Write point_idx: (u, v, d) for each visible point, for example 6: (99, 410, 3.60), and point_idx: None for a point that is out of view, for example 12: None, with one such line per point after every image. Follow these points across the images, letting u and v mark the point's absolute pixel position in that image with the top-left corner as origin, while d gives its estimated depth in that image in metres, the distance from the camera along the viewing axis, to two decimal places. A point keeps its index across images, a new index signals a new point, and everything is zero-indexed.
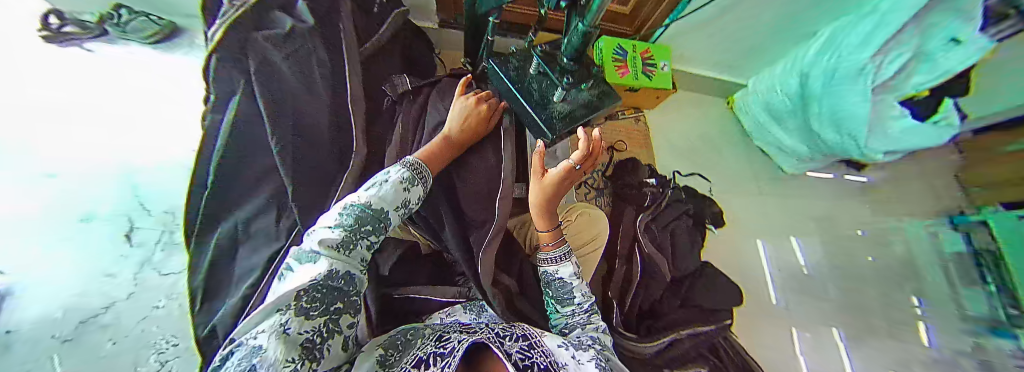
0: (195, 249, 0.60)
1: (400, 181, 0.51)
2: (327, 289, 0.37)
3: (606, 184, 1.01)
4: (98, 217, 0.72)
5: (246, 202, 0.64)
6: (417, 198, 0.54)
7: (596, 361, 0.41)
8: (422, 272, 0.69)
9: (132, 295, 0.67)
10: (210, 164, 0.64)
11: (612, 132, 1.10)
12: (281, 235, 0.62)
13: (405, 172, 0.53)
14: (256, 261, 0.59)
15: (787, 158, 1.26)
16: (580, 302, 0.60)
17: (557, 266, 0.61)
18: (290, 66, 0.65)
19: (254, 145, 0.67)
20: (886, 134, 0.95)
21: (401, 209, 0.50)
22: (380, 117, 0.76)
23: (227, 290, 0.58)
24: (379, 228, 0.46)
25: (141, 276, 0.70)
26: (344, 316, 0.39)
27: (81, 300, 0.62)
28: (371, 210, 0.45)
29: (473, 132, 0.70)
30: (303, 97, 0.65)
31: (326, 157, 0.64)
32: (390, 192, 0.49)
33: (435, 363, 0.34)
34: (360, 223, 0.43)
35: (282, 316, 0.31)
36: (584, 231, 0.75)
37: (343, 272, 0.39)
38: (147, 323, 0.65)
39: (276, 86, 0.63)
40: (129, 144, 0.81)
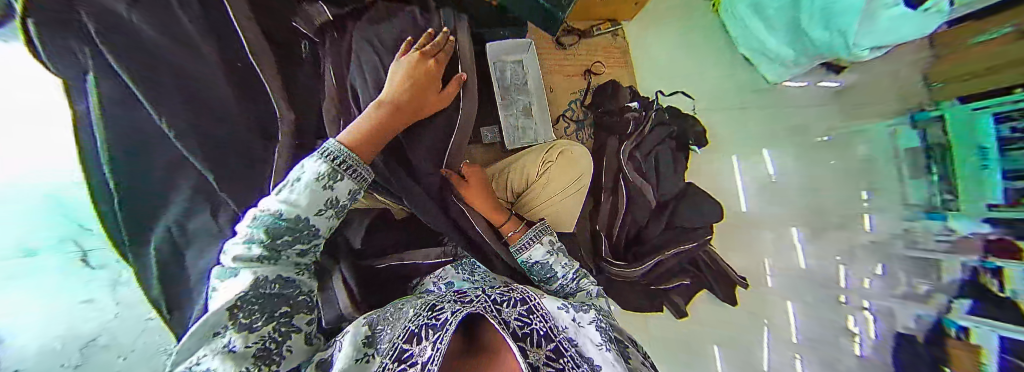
0: (133, 259, 0.54)
1: (316, 179, 0.39)
2: (263, 297, 0.35)
3: (586, 114, 0.94)
4: (40, 248, 0.51)
5: (171, 199, 0.56)
6: (348, 193, 0.43)
7: (597, 322, 0.40)
8: (401, 238, 0.62)
9: (120, 314, 0.56)
10: (104, 168, 0.52)
11: (588, 54, 0.97)
12: (223, 230, 0.57)
13: (322, 166, 0.39)
14: (211, 259, 0.56)
15: (771, 66, 1.04)
16: (564, 274, 0.56)
17: (529, 252, 0.56)
18: (141, 15, 0.47)
19: (144, 132, 0.53)
20: (875, 24, 0.76)
21: (327, 211, 0.41)
22: (299, 66, 0.59)
23: (191, 295, 0.57)
24: (303, 235, 0.39)
25: (121, 296, 0.57)
26: (297, 316, 0.38)
27: (71, 330, 0.50)
28: (287, 221, 0.37)
29: (417, 84, 0.56)
30: (186, 60, 0.49)
31: (247, 130, 0.53)
32: (303, 196, 0.38)
33: (429, 336, 0.31)
34: (274, 237, 0.37)
35: (222, 337, 0.30)
36: (566, 172, 0.69)
37: (275, 276, 0.37)
38: (147, 334, 0.58)
39: (127, 44, 0.45)
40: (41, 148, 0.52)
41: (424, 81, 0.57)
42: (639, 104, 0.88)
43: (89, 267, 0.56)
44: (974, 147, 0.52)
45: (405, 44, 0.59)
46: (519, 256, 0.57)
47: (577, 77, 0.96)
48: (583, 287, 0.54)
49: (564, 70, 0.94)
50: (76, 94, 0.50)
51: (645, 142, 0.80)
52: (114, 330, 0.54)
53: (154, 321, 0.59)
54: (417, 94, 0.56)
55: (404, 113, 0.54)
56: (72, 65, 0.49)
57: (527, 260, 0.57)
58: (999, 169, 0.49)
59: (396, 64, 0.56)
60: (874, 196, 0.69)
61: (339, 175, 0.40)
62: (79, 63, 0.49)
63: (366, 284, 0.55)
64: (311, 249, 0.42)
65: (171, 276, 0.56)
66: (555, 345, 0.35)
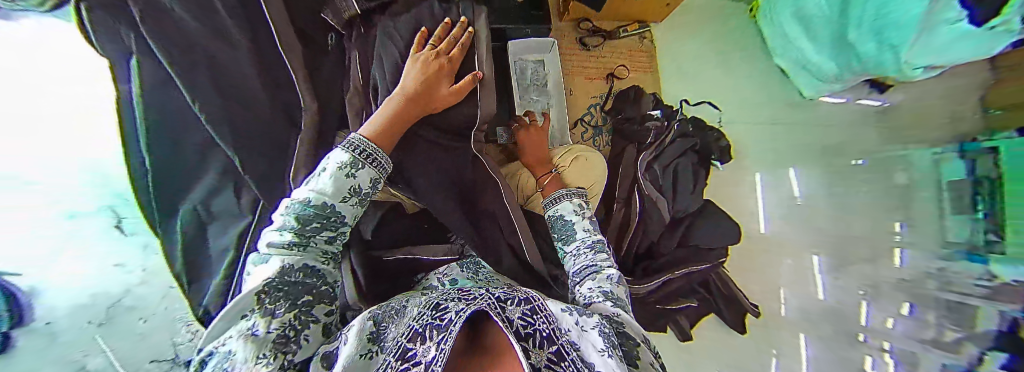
0: (160, 231, 0.57)
1: (340, 167, 0.42)
2: (288, 285, 0.36)
3: (606, 120, 0.91)
4: (82, 213, 0.61)
5: (198, 180, 0.58)
6: (370, 181, 0.45)
7: (600, 327, 0.38)
8: (412, 233, 0.63)
9: (146, 280, 0.64)
10: (139, 146, 0.55)
11: (612, 56, 0.94)
12: (246, 210, 0.59)
13: (344, 155, 0.43)
14: (229, 237, 0.58)
15: (811, 81, 0.97)
16: (583, 238, 0.56)
17: (557, 205, 0.60)
18: (183, 6, 0.49)
19: (182, 118, 0.56)
20: (932, 44, 0.67)
21: (350, 199, 0.43)
22: (327, 59, 0.59)
23: (213, 267, 0.58)
24: (331, 223, 0.42)
25: (148, 262, 0.65)
26: (317, 306, 0.39)
27: (101, 289, 0.59)
28: (315, 207, 0.40)
29: (437, 79, 0.53)
30: (219, 49, 0.51)
31: (273, 117, 0.54)
32: (329, 183, 0.41)
33: (433, 337, 0.29)
34: (304, 223, 0.39)
35: (249, 320, 0.32)
36: (582, 177, 0.69)
37: (300, 264, 0.38)
38: (168, 300, 0.65)
39: (169, 33, 0.48)
40: (93, 130, 0.64)
41: (434, 76, 0.53)
42: (662, 113, 0.85)
43: (123, 232, 0.65)
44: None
45: (422, 36, 0.55)
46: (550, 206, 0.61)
47: (599, 80, 0.92)
48: (601, 266, 0.50)
49: (584, 72, 0.91)
50: (121, 76, 0.54)
51: (665, 154, 0.77)
52: (139, 293, 0.63)
53: (174, 289, 0.65)
54: (426, 91, 0.52)
55: (412, 111, 0.51)
56: (116, 48, 0.52)
57: (555, 208, 0.60)
58: None
59: (411, 57, 0.54)
60: (907, 230, 0.65)
61: (359, 163, 0.43)
62: (123, 44, 0.52)
63: (375, 274, 0.56)
64: (337, 237, 0.44)
65: (192, 250, 0.58)
66: (557, 348, 0.32)
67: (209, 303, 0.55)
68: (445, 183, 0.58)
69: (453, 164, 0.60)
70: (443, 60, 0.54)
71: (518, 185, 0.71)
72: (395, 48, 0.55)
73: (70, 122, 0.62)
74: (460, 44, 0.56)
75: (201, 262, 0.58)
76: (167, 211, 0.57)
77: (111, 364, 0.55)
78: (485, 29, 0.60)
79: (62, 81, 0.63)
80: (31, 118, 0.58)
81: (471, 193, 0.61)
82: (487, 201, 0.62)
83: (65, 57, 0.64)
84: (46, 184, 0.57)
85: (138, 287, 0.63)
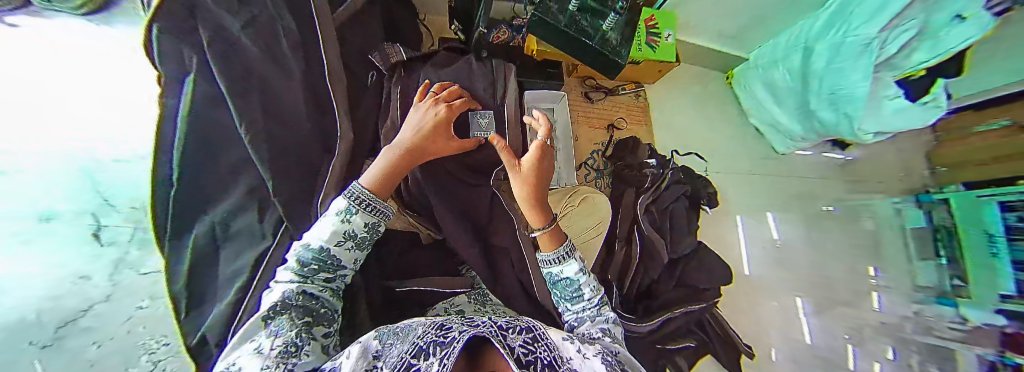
0: (168, 250, 0.50)
1: (337, 213, 0.44)
2: (288, 308, 0.39)
3: (606, 165, 0.98)
4: (61, 214, 0.47)
5: (222, 198, 0.53)
6: (365, 227, 0.45)
7: (602, 355, 0.41)
8: (427, 263, 0.62)
9: (112, 297, 0.48)
10: (172, 157, 0.52)
11: (611, 109, 1.04)
12: (268, 233, 0.53)
13: (343, 202, 0.44)
14: (241, 265, 0.50)
15: (780, 138, 1.22)
16: (590, 297, 0.53)
17: (560, 267, 0.54)
18: (251, 38, 0.50)
19: (218, 137, 0.54)
20: (879, 115, 0.91)
21: (346, 242, 0.44)
22: (365, 95, 0.60)
23: (218, 294, 0.49)
24: (327, 265, 0.44)
25: (120, 276, 0.50)
26: (316, 327, 0.41)
27: (57, 302, 0.43)
28: (314, 251, 0.42)
29: (436, 138, 0.51)
30: (273, 76, 0.51)
31: (309, 145, 0.53)
32: (328, 228, 0.43)
33: (435, 354, 0.33)
34: (303, 265, 0.42)
35: (254, 341, 0.35)
36: (589, 215, 0.72)
37: (299, 291, 0.41)
38: (135, 322, 0.49)
39: (235, 62, 0.49)
40: (111, 122, 0.55)
41: (436, 124, 0.51)
42: (657, 162, 0.91)
43: (100, 242, 0.50)
44: (982, 229, 0.72)
45: (424, 86, 0.57)
46: (548, 266, 0.54)
47: (600, 129, 1.01)
48: (603, 312, 0.51)
49: (589, 122, 1.00)
50: (169, 92, 0.53)
51: (661, 199, 0.83)
52: (102, 311, 0.47)
53: (145, 310, 0.51)
54: (427, 138, 0.50)
55: (410, 163, 0.49)
56: (177, 66, 0.52)
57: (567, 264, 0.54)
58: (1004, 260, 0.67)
59: (414, 106, 0.54)
60: (879, 274, 0.93)
61: (354, 210, 0.44)
62: (184, 64, 0.53)
63: (387, 308, 0.57)
64: (337, 277, 0.46)
65: (199, 269, 0.50)
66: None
67: (210, 332, 0.46)
68: (464, 222, 0.60)
69: (472, 202, 0.64)
70: (443, 109, 0.53)
71: None
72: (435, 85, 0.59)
73: (82, 100, 0.53)
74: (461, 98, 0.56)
75: (206, 288, 0.50)
76: (182, 225, 0.51)
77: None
78: (513, 81, 0.65)
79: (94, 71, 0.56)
80: (47, 103, 0.49)
81: (485, 232, 0.64)
82: (502, 235, 0.64)
83: (93, 55, 0.57)
84: (41, 166, 0.46)
85: (102, 305, 0.47)
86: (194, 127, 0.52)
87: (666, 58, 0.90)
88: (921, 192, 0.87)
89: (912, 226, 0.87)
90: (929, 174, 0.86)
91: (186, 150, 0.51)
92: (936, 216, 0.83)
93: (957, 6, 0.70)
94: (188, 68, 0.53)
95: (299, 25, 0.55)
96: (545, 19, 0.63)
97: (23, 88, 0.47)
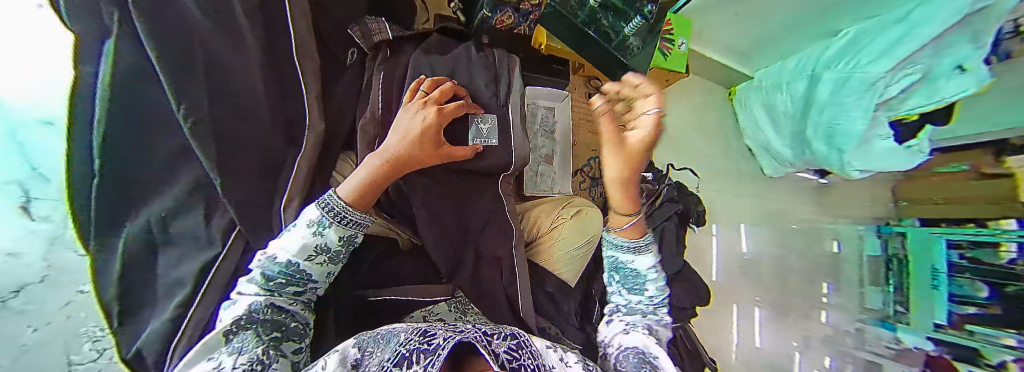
0: (93, 246, 0.42)
1: (309, 223, 0.38)
2: (254, 322, 0.35)
3: (602, 174, 0.92)
4: None
5: (160, 195, 0.45)
6: (340, 240, 0.41)
7: (584, 363, 0.40)
8: (407, 270, 0.56)
9: (46, 279, 0.43)
10: (93, 140, 0.42)
11: None
12: (217, 239, 0.46)
13: (322, 213, 0.38)
14: (185, 273, 0.44)
15: (771, 161, 1.22)
16: (652, 294, 0.51)
17: (634, 256, 0.50)
18: None
19: (153, 119, 0.44)
20: (869, 151, 0.90)
21: (317, 257, 0.39)
22: (341, 79, 0.52)
23: (157, 303, 0.44)
24: (297, 278, 0.40)
25: (54, 256, 0.45)
26: (286, 343, 0.37)
27: None
28: (280, 265, 0.38)
29: (425, 149, 0.43)
30: (226, 50, 0.42)
31: (269, 136, 0.45)
32: (297, 242, 0.38)
33: (418, 360, 0.29)
34: (268, 279, 0.38)
35: (212, 360, 0.31)
36: (579, 234, 0.64)
37: (267, 303, 0.37)
38: (72, 308, 0.45)
39: (170, 24, 0.38)
40: (38, 73, 0.47)
41: (424, 130, 0.43)
42: (652, 176, 0.89)
43: (30, 217, 0.44)
44: (931, 263, 0.78)
45: (417, 82, 0.48)
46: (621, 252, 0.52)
47: (600, 135, 0.95)
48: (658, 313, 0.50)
49: (590, 126, 0.94)
50: (85, 58, 0.42)
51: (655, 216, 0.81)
52: (35, 293, 0.41)
53: (85, 295, 0.46)
54: (415, 145, 0.42)
55: (398, 173, 0.42)
56: (93, 22, 0.41)
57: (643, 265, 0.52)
58: (946, 292, 0.74)
59: (403, 107, 0.45)
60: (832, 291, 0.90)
61: (327, 223, 0.38)
62: (101, 23, 0.41)
63: (358, 322, 0.51)
64: (308, 290, 0.43)
65: (135, 279, 0.43)
66: None
67: (147, 350, 0.41)
68: (450, 234, 0.52)
69: (466, 207, 0.54)
70: (431, 113, 0.44)
71: (531, 225, 0.67)
72: (428, 73, 0.50)
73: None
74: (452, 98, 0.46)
75: (144, 294, 0.44)
76: (113, 222, 0.43)
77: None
78: (519, 75, 0.58)
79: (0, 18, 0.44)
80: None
81: (473, 236, 0.55)
82: (491, 246, 0.56)
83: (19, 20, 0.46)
84: None
85: (37, 287, 0.42)
86: (116, 103, 0.41)
87: (677, 66, 0.86)
88: (883, 223, 0.90)
89: (869, 254, 0.89)
90: (894, 206, 0.91)
91: (107, 133, 0.41)
92: (890, 246, 0.87)
93: (958, 56, 0.68)
94: (109, 30, 0.41)
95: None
96: (564, 13, 0.64)
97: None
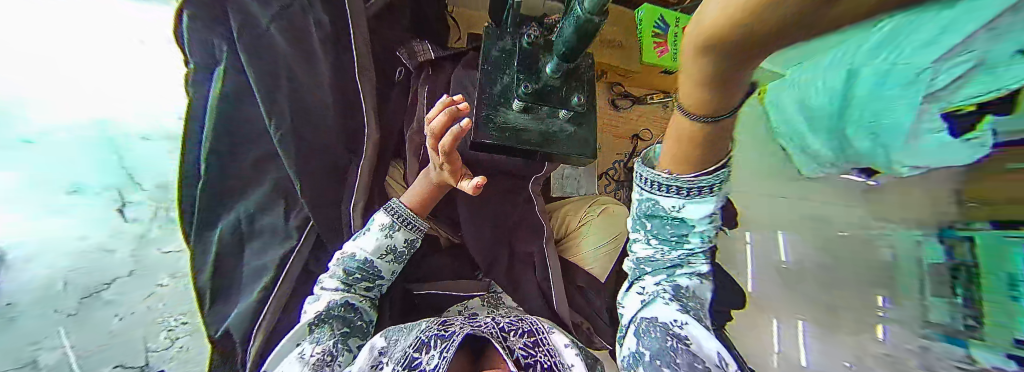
0: (196, 238, 0.52)
1: (382, 228, 0.48)
2: (330, 317, 0.44)
3: (628, 177, 0.93)
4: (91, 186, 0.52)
5: (250, 192, 0.53)
6: (405, 242, 0.50)
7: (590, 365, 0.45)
8: (445, 269, 0.60)
9: (135, 274, 0.53)
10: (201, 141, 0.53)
11: (634, 119, 0.96)
12: (292, 233, 0.53)
13: (389, 221, 0.48)
14: (268, 261, 0.52)
15: None
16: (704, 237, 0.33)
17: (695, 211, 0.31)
18: (282, 33, 0.50)
19: (243, 130, 0.53)
20: None
21: (387, 256, 0.48)
22: (391, 94, 0.59)
23: (241, 285, 0.52)
24: (369, 275, 0.48)
25: (143, 253, 0.54)
26: (352, 338, 0.45)
27: (80, 273, 0.49)
28: (358, 261, 0.47)
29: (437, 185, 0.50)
30: (301, 68, 0.51)
31: (335, 142, 0.52)
32: (373, 242, 0.48)
33: (437, 348, 0.40)
34: (349, 274, 0.47)
35: (300, 346, 0.42)
36: (608, 229, 0.66)
37: (342, 301, 0.46)
38: (152, 300, 0.53)
39: (267, 56, 0.50)
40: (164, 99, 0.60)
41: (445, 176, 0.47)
42: None
43: (124, 218, 0.54)
44: None
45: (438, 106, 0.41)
46: (663, 196, 0.32)
47: (625, 139, 0.95)
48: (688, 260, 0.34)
49: (614, 129, 0.95)
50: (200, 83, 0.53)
51: None
52: (125, 285, 0.52)
53: (164, 288, 0.54)
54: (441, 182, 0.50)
55: (441, 189, 0.50)
56: (205, 57, 0.53)
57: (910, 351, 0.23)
58: None
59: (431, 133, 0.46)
60: None
61: (397, 227, 0.48)
62: (211, 56, 0.53)
63: (406, 312, 0.59)
64: (376, 287, 0.51)
65: (226, 264, 0.52)
66: None
67: (235, 324, 0.49)
68: (482, 235, 0.58)
69: (502, 211, 0.60)
70: (443, 160, 0.43)
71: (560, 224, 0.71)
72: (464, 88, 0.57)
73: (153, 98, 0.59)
74: (449, 154, 0.41)
75: (227, 282, 0.52)
76: (217, 209, 0.53)
77: (68, 361, 0.47)
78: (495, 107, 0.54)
79: (70, 25, 0.55)
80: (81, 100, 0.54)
81: (509, 236, 0.60)
82: (524, 240, 0.60)
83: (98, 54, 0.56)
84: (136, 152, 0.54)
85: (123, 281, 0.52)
86: (221, 114, 0.52)
87: None
88: None
89: None
90: None
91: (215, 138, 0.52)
92: None
93: None
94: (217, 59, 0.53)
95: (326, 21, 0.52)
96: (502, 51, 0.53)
97: (31, 60, 0.52)
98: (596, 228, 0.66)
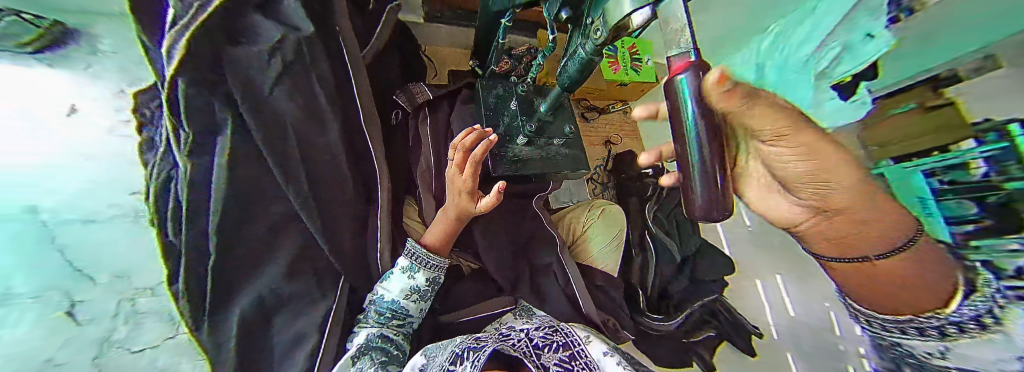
0: (211, 325, 0.47)
1: (404, 271, 0.51)
2: (367, 348, 0.46)
3: (609, 178, 1.04)
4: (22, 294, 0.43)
5: (271, 260, 0.51)
6: (427, 280, 0.51)
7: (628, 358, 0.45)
8: (467, 292, 0.63)
9: None
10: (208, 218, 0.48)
11: (601, 128, 1.09)
12: (325, 291, 0.54)
13: (412, 262, 0.51)
14: (304, 329, 0.51)
15: None
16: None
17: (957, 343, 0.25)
18: (291, 96, 0.51)
19: (255, 198, 0.50)
20: None
21: (411, 296, 0.50)
22: (394, 140, 0.67)
23: (273, 365, 0.50)
24: (398, 313, 0.50)
25: (105, 361, 0.45)
26: (392, 365, 0.46)
27: None
28: (388, 302, 0.50)
29: (457, 217, 0.51)
30: (313, 130, 0.53)
31: (352, 192, 0.56)
32: (400, 288, 0.50)
33: (469, 358, 0.40)
34: (379, 313, 0.50)
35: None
36: (610, 227, 0.74)
37: (378, 334, 0.49)
38: None
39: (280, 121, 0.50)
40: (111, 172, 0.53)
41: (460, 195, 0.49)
42: (653, 170, 0.95)
43: (76, 322, 0.45)
44: None
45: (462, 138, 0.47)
46: (903, 338, 0.27)
47: (598, 146, 1.07)
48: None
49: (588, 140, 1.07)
50: (201, 154, 0.48)
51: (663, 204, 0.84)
52: None
53: None
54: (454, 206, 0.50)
55: (457, 226, 0.52)
56: (205, 118, 0.47)
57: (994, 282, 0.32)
58: None
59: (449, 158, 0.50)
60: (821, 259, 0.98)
61: (415, 268, 0.50)
62: (212, 120, 0.48)
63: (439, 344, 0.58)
64: (407, 322, 0.53)
65: (252, 347, 0.49)
66: None
67: None
68: (501, 256, 0.63)
69: (515, 229, 0.67)
70: (466, 177, 0.47)
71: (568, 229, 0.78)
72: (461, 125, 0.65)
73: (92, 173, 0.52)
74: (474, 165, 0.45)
75: (260, 361, 0.49)
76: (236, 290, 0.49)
77: None
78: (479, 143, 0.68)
79: None
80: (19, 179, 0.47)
81: (525, 250, 0.66)
82: (544, 251, 0.66)
83: None
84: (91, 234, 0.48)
85: None
86: (230, 185, 0.47)
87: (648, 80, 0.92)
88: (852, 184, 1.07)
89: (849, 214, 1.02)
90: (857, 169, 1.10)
91: (225, 209, 0.47)
92: None
93: None
94: (220, 124, 0.48)
95: (331, 79, 0.56)
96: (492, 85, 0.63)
97: None
98: (597, 228, 0.75)
